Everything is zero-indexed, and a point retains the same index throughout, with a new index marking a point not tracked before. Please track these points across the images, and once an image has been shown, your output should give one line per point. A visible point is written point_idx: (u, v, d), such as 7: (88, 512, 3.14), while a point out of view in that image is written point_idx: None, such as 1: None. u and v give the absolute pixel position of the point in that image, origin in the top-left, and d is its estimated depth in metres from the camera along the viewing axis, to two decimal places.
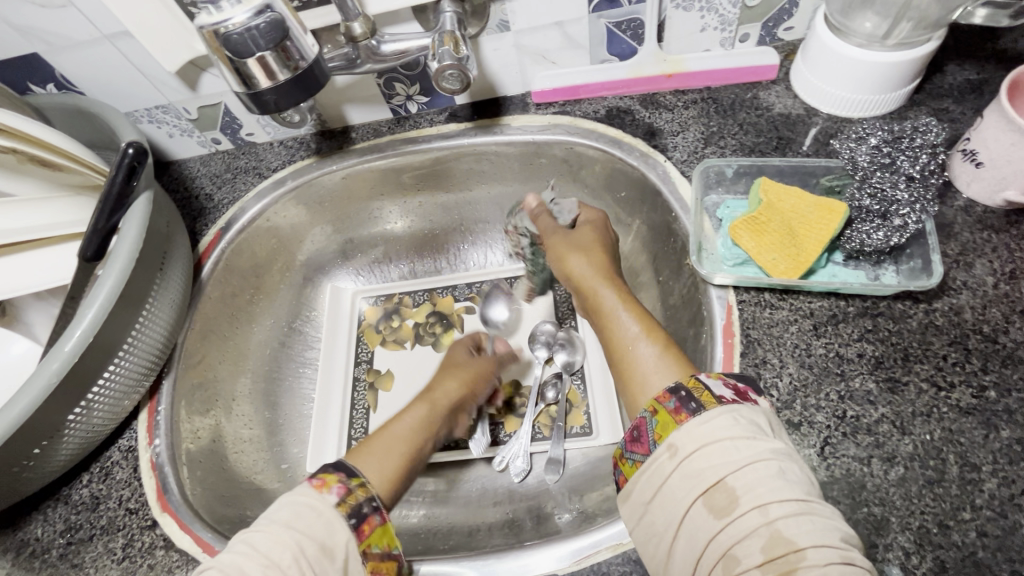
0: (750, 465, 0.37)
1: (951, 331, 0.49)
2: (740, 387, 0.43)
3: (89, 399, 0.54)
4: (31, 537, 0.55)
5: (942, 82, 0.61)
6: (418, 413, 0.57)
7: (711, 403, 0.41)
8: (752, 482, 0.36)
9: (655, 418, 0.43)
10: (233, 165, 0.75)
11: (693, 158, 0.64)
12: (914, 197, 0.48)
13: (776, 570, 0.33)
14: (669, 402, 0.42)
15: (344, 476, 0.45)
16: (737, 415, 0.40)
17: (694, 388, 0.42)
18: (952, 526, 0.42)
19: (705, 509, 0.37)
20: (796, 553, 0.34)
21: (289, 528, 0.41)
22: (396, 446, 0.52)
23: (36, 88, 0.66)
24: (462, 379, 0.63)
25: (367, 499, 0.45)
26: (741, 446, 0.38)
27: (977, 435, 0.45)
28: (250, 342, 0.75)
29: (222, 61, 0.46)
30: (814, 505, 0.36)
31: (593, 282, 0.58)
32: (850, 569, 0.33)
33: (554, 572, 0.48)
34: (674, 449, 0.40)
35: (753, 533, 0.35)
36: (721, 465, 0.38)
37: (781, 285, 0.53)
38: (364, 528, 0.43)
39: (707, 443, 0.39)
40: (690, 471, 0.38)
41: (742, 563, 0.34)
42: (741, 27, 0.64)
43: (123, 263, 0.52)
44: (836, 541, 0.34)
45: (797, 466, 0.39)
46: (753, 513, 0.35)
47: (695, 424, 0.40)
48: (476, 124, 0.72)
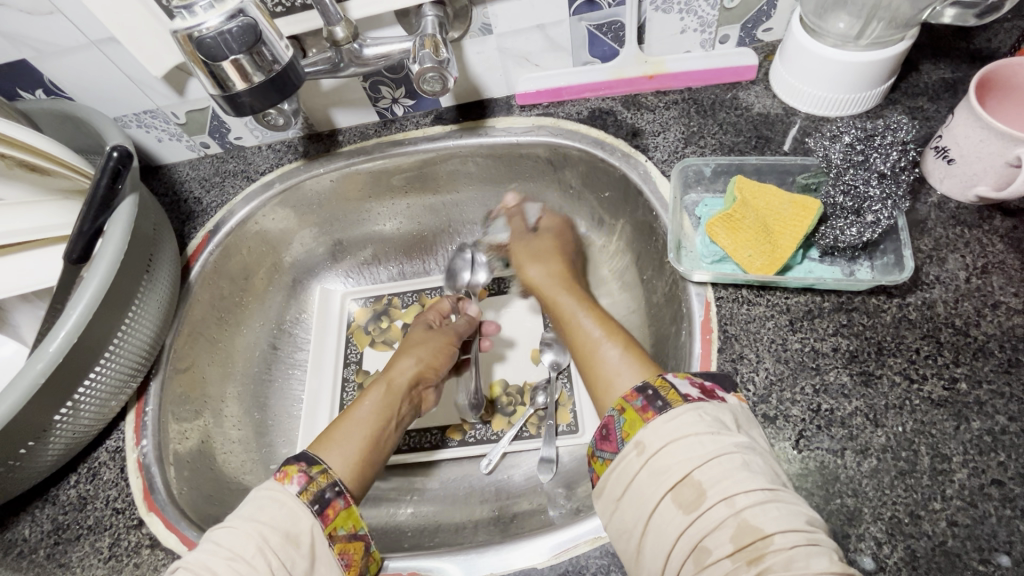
0: (715, 458, 0.38)
1: (924, 325, 0.50)
2: (706, 385, 0.44)
3: (75, 399, 0.54)
4: (19, 537, 0.56)
5: (919, 81, 0.62)
6: (373, 397, 0.60)
7: (676, 401, 0.42)
8: (718, 476, 0.37)
9: (622, 416, 0.44)
10: (222, 168, 0.76)
11: (673, 158, 0.65)
12: (886, 193, 0.49)
13: (745, 558, 0.34)
14: (636, 402, 0.44)
15: (304, 466, 0.48)
16: (701, 411, 0.41)
17: (661, 387, 0.44)
18: (924, 516, 0.43)
19: (674, 505, 0.38)
20: (764, 540, 0.34)
21: (251, 520, 0.43)
22: (357, 427, 0.56)
23: (25, 94, 0.67)
24: (417, 361, 0.66)
25: (330, 485, 0.47)
26: (706, 441, 0.39)
27: (949, 426, 0.46)
28: (239, 344, 0.76)
29: (197, 65, 0.46)
30: (779, 493, 0.37)
31: (554, 289, 0.65)
32: (815, 548, 0.34)
33: (535, 566, 0.49)
34: (641, 447, 0.41)
35: (722, 524, 0.36)
36: (685, 461, 0.39)
37: (758, 281, 0.54)
38: (329, 512, 0.46)
39: (673, 440, 0.40)
40: (658, 469, 0.39)
41: (714, 554, 0.35)
42: (721, 28, 0.65)
43: (108, 264, 0.53)
44: (800, 525, 0.35)
45: (760, 457, 0.40)
46: (720, 505, 0.36)
47: (660, 421, 0.41)
48: (461, 127, 0.73)
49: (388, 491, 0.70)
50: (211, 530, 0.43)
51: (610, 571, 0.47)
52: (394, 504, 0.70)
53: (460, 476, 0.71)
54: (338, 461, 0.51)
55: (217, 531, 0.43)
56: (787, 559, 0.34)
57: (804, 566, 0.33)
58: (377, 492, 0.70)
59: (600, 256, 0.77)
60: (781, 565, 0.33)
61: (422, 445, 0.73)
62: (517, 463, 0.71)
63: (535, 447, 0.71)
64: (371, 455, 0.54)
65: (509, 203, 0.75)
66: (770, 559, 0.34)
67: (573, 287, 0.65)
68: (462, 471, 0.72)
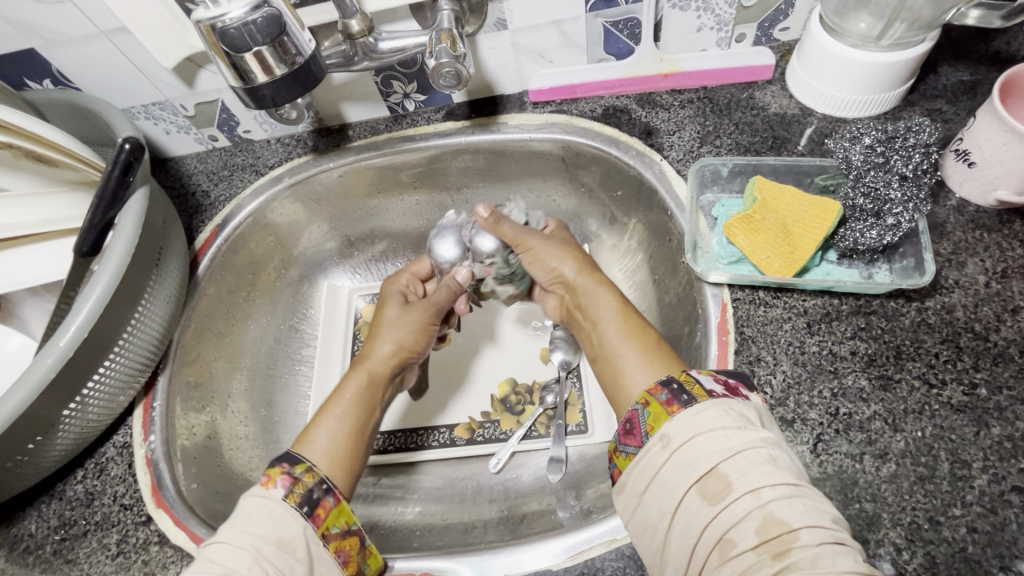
0: (741, 452, 0.38)
1: (943, 329, 0.49)
2: (730, 383, 0.44)
3: (84, 395, 0.54)
4: (25, 533, 0.55)
5: (937, 83, 0.62)
6: (353, 387, 0.56)
7: (702, 396, 0.42)
8: (743, 468, 0.37)
9: (647, 409, 0.43)
10: (230, 162, 0.75)
11: (688, 158, 0.64)
12: (907, 196, 0.48)
13: (770, 552, 0.34)
14: (661, 395, 0.43)
15: (288, 467, 0.47)
16: (727, 406, 0.41)
17: (686, 381, 0.43)
18: (944, 522, 0.43)
19: (699, 496, 0.37)
20: (789, 535, 0.34)
21: (243, 533, 0.42)
22: (334, 421, 0.53)
23: (33, 84, 0.66)
24: (396, 343, 0.60)
25: (317, 483, 0.46)
26: (733, 434, 0.39)
27: (968, 432, 0.45)
28: (245, 340, 0.75)
29: (219, 56, 0.46)
30: (803, 489, 0.36)
31: (583, 281, 0.60)
32: (841, 547, 0.34)
33: (549, 568, 0.49)
34: (667, 440, 0.40)
35: (746, 516, 0.35)
36: (711, 454, 0.38)
37: (775, 282, 0.53)
38: (320, 512, 0.45)
39: (699, 433, 0.39)
40: (683, 460, 0.39)
41: (738, 547, 0.35)
42: (738, 27, 0.65)
43: (119, 258, 0.52)
44: (826, 522, 0.35)
45: (786, 453, 0.39)
46: (746, 496, 0.36)
47: (687, 414, 0.41)
48: (473, 123, 0.72)
49: (396, 489, 0.70)
50: (202, 549, 0.42)
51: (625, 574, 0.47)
52: (402, 502, 0.69)
53: (469, 475, 0.71)
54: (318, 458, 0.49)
55: (209, 548, 0.42)
56: (812, 557, 0.33)
57: (830, 564, 0.33)
58: (384, 490, 0.70)
59: (611, 255, 0.77)
60: (807, 562, 0.33)
61: (429, 443, 0.73)
62: (526, 463, 0.71)
63: (544, 448, 0.70)
64: (353, 449, 0.52)
65: (485, 213, 0.63)
66: (795, 554, 0.33)
67: (600, 278, 0.60)
68: (470, 470, 0.71)
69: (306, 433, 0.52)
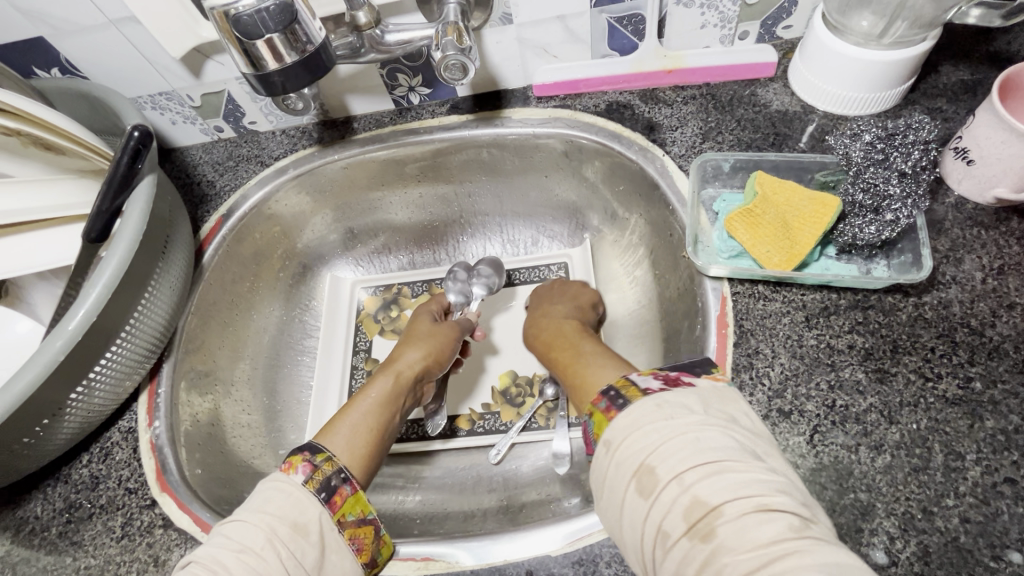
0: (668, 441, 0.38)
1: (939, 324, 0.50)
2: (671, 376, 0.44)
3: (90, 379, 0.54)
4: (31, 515, 0.56)
5: (937, 82, 0.62)
6: (381, 386, 0.58)
7: (635, 396, 0.42)
8: (668, 456, 0.37)
9: (592, 419, 0.44)
10: (235, 153, 0.76)
11: (690, 153, 0.65)
12: (907, 192, 0.49)
13: (700, 535, 0.34)
14: (601, 403, 0.44)
15: (308, 454, 0.48)
16: (660, 400, 0.41)
17: (622, 386, 0.44)
18: (937, 512, 0.43)
19: (635, 492, 0.38)
20: (712, 513, 0.34)
21: (258, 512, 0.43)
22: (356, 415, 0.54)
23: (41, 72, 0.67)
24: (422, 353, 0.64)
25: (335, 472, 0.47)
26: (661, 425, 0.39)
27: (963, 425, 0.46)
28: (249, 330, 0.75)
29: (232, 43, 0.46)
30: (728, 464, 0.36)
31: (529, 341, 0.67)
32: (769, 516, 0.33)
33: (548, 554, 0.49)
34: (608, 443, 0.41)
35: (674, 504, 0.35)
36: (643, 449, 0.38)
37: (774, 277, 0.54)
38: (337, 499, 0.46)
39: (632, 431, 0.40)
40: (619, 459, 0.39)
41: (672, 536, 0.35)
42: (740, 25, 0.65)
43: (127, 245, 0.53)
44: (753, 492, 0.35)
45: (717, 430, 0.38)
46: (672, 484, 0.36)
47: (622, 417, 0.41)
48: (476, 117, 0.72)
49: (396, 479, 0.71)
50: (219, 525, 0.43)
51: (623, 561, 0.48)
52: (402, 491, 0.70)
53: (469, 465, 0.72)
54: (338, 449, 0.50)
55: (229, 524, 0.42)
56: (739, 530, 0.33)
57: (753, 535, 0.32)
58: (385, 479, 0.70)
59: (612, 250, 0.77)
60: (733, 539, 0.33)
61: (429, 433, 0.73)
62: (525, 454, 0.71)
63: (543, 439, 0.71)
64: (373, 447, 0.53)
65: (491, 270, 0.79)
66: (721, 532, 0.33)
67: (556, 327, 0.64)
68: (470, 460, 0.72)
69: (328, 425, 0.53)
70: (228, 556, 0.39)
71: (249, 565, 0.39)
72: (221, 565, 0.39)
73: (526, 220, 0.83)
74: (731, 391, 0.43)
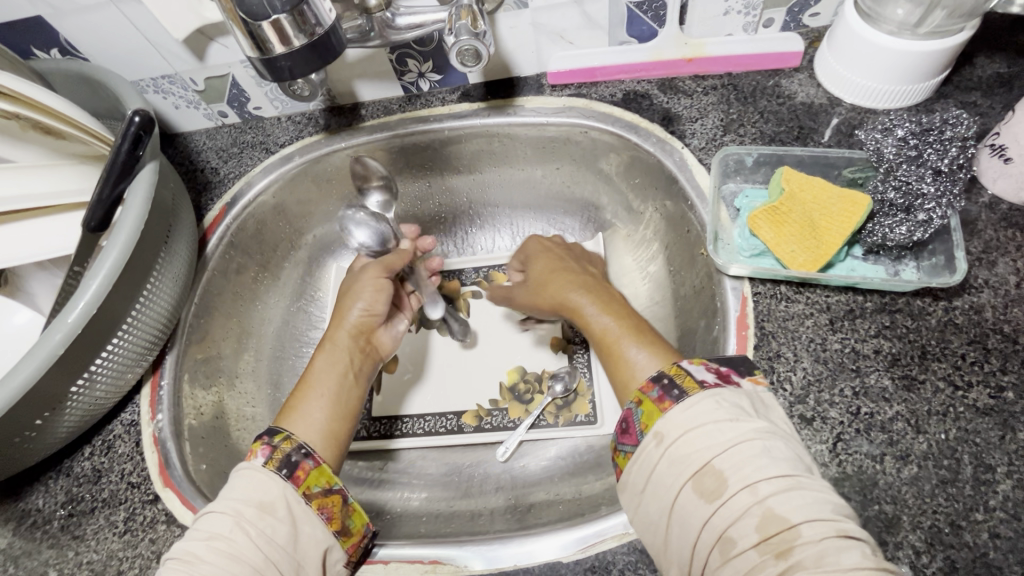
0: (735, 446, 0.37)
1: (971, 330, 0.48)
2: (722, 371, 0.43)
3: (92, 372, 0.53)
4: (33, 508, 0.55)
5: (972, 74, 0.59)
6: (324, 359, 0.56)
7: (693, 389, 0.40)
8: (739, 463, 0.36)
9: (640, 408, 0.42)
10: (240, 139, 0.74)
11: (711, 146, 0.62)
12: (941, 191, 0.47)
13: (773, 551, 0.33)
14: (653, 391, 0.42)
15: (268, 437, 0.47)
16: (719, 398, 0.39)
17: (676, 374, 0.42)
18: (965, 527, 0.42)
19: (696, 494, 0.36)
20: (790, 531, 0.33)
21: (226, 500, 0.43)
22: (316, 396, 0.52)
23: (40, 53, 0.65)
24: (366, 304, 0.60)
25: (295, 448, 0.46)
26: (726, 428, 0.38)
27: (994, 436, 0.44)
28: (253, 321, 0.74)
29: (236, 25, 0.45)
30: (800, 480, 0.35)
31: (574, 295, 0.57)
32: (846, 542, 0.33)
33: (559, 560, 0.48)
34: (661, 437, 0.39)
35: (746, 513, 0.34)
36: (705, 449, 0.37)
37: (798, 277, 0.52)
38: (299, 474, 0.45)
39: (690, 429, 0.38)
40: (678, 457, 0.38)
41: (739, 545, 0.34)
42: (766, 12, 0.62)
43: (127, 235, 0.51)
44: (826, 513, 0.34)
45: (783, 442, 0.38)
46: (743, 493, 0.35)
47: (678, 410, 0.40)
48: (488, 105, 0.70)
49: (401, 474, 0.70)
50: (194, 517, 0.43)
51: (638, 569, 0.46)
52: (407, 488, 0.69)
53: (475, 462, 0.70)
54: (303, 431, 0.49)
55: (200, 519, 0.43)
56: (817, 553, 0.32)
57: (836, 561, 0.32)
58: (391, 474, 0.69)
59: (625, 245, 0.75)
60: (812, 560, 0.32)
61: (437, 429, 0.72)
62: (533, 452, 0.70)
63: (552, 437, 0.70)
64: (346, 422, 0.52)
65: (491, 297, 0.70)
66: (799, 552, 0.33)
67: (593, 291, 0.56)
68: (477, 457, 0.71)
69: (293, 407, 0.52)
70: (198, 546, 0.40)
71: (220, 549, 0.40)
72: (194, 555, 0.40)
73: (537, 213, 0.81)
74: (771, 398, 0.42)
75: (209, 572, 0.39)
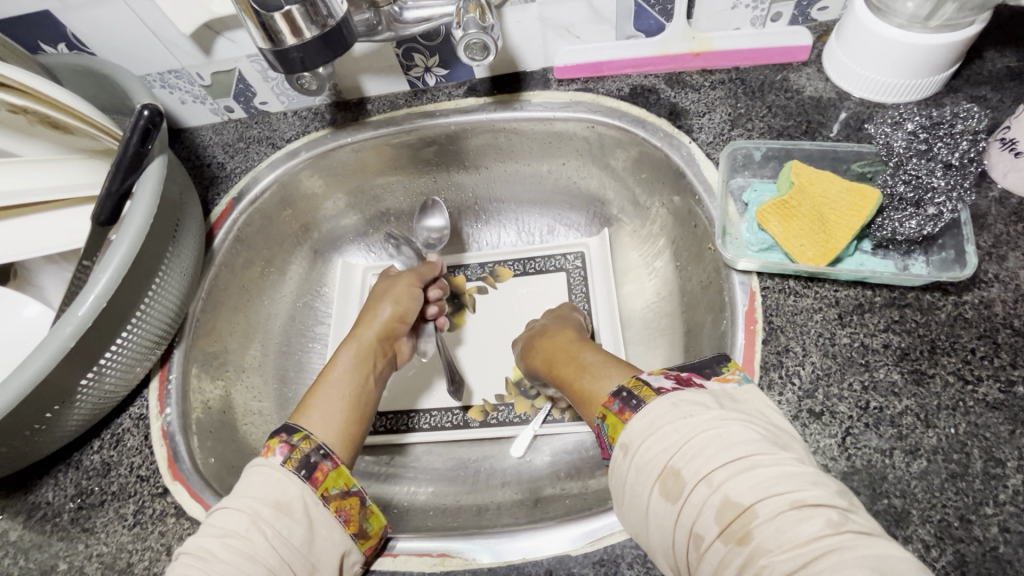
0: (688, 441, 0.37)
1: (981, 324, 0.48)
2: (682, 375, 0.43)
3: (101, 365, 0.53)
4: (43, 500, 0.55)
5: (982, 68, 0.59)
6: (346, 355, 0.59)
7: (650, 396, 0.41)
8: (692, 457, 0.36)
9: (605, 422, 0.43)
10: (246, 134, 0.74)
11: (719, 140, 0.62)
12: (951, 185, 0.46)
13: (735, 538, 0.33)
14: (614, 405, 0.42)
15: (286, 436, 0.47)
16: (675, 399, 0.40)
17: (634, 386, 0.42)
18: (975, 520, 0.42)
19: (663, 497, 0.37)
20: (746, 513, 0.33)
21: (242, 498, 0.43)
22: (334, 389, 0.54)
23: (47, 48, 0.65)
24: (395, 309, 0.64)
25: (314, 449, 0.47)
26: (680, 426, 0.38)
27: (1004, 430, 0.44)
28: (259, 316, 0.74)
29: (249, 16, 0.44)
30: (755, 459, 0.35)
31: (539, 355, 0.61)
32: (806, 512, 0.32)
33: (567, 553, 0.48)
34: (626, 447, 0.40)
35: (705, 505, 0.34)
36: (663, 451, 0.37)
37: (807, 272, 0.52)
38: (319, 474, 0.45)
39: (651, 433, 0.39)
40: (642, 464, 0.38)
41: (706, 539, 0.34)
42: (775, 5, 0.62)
43: (136, 229, 0.51)
44: (788, 485, 0.33)
45: (740, 423, 0.38)
46: (701, 486, 0.35)
47: (637, 419, 0.40)
48: (495, 100, 0.70)
49: (407, 469, 0.70)
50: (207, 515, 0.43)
51: (646, 562, 0.46)
52: (414, 482, 0.69)
53: (481, 457, 0.70)
54: (321, 429, 0.50)
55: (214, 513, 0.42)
56: (776, 530, 0.32)
57: (793, 535, 0.32)
58: (397, 469, 0.70)
59: (631, 240, 0.75)
60: (770, 538, 0.32)
61: (441, 424, 0.72)
62: (539, 447, 0.70)
63: (558, 432, 0.69)
64: (358, 422, 0.53)
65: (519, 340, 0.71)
66: (757, 533, 0.32)
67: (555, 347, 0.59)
68: (483, 451, 0.71)
69: (305, 407, 0.52)
70: (212, 542, 0.40)
71: (237, 549, 0.40)
72: (207, 551, 0.39)
73: (543, 209, 0.81)
74: (745, 387, 0.43)
75: (222, 570, 0.38)
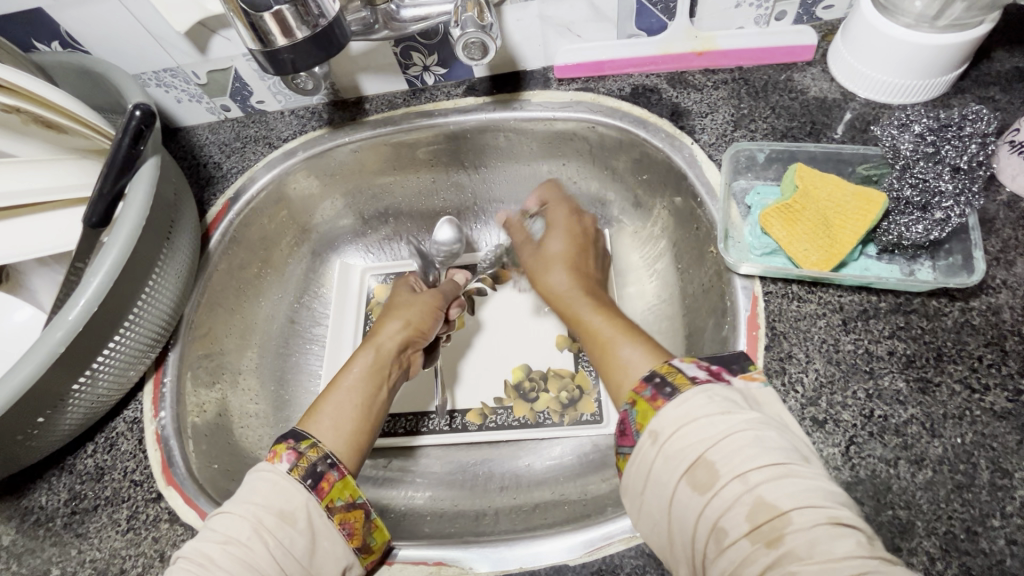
0: (727, 437, 0.36)
1: (988, 331, 0.47)
2: (713, 368, 0.42)
3: (93, 369, 0.52)
4: (36, 505, 0.55)
5: (990, 69, 0.58)
6: (363, 359, 0.57)
7: (685, 385, 0.40)
8: (728, 455, 0.35)
9: (635, 408, 0.41)
10: (243, 133, 0.73)
11: (721, 141, 0.61)
12: (959, 189, 0.45)
13: (764, 539, 0.32)
14: (646, 391, 0.41)
15: (293, 442, 0.46)
16: (712, 393, 0.38)
17: (668, 373, 0.41)
18: (981, 533, 0.41)
19: (689, 488, 0.36)
20: (779, 519, 0.32)
21: (244, 503, 0.42)
22: (347, 397, 0.53)
23: (40, 46, 0.64)
24: (410, 322, 0.63)
25: (321, 458, 0.46)
26: (718, 420, 0.37)
27: (1011, 440, 0.43)
28: (256, 318, 0.73)
29: (238, 16, 0.44)
30: (792, 466, 0.34)
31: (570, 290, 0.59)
32: (840, 530, 0.31)
33: (564, 563, 0.48)
34: (656, 435, 0.38)
35: (737, 502, 0.34)
36: (698, 443, 0.36)
37: (810, 277, 0.51)
38: (324, 485, 0.44)
39: (687, 422, 0.37)
40: (671, 454, 0.37)
41: (731, 535, 0.33)
42: (779, 4, 0.61)
43: (129, 231, 0.50)
44: (819, 500, 0.33)
45: (776, 431, 0.37)
46: (733, 483, 0.34)
47: (672, 407, 0.39)
48: (494, 99, 0.69)
49: (404, 473, 0.69)
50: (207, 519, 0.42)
51: (645, 572, 0.46)
52: (411, 486, 0.68)
53: (479, 461, 0.70)
54: (330, 437, 0.49)
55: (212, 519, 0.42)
56: (808, 542, 0.31)
57: (827, 549, 0.31)
58: (395, 473, 0.69)
59: (632, 242, 0.74)
60: (803, 549, 0.31)
61: (439, 427, 0.71)
62: (538, 451, 0.69)
63: (557, 436, 0.69)
64: (367, 430, 0.52)
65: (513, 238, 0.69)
66: (790, 539, 0.32)
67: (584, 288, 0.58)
68: (481, 455, 0.70)
69: (316, 412, 0.51)
70: (211, 548, 0.39)
71: (236, 556, 0.39)
72: (205, 556, 0.39)
73: None
74: (770, 394, 0.41)
75: None
